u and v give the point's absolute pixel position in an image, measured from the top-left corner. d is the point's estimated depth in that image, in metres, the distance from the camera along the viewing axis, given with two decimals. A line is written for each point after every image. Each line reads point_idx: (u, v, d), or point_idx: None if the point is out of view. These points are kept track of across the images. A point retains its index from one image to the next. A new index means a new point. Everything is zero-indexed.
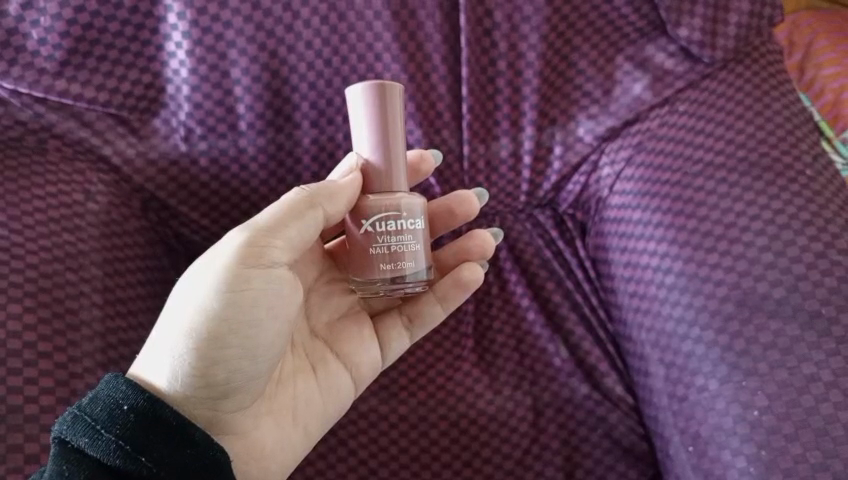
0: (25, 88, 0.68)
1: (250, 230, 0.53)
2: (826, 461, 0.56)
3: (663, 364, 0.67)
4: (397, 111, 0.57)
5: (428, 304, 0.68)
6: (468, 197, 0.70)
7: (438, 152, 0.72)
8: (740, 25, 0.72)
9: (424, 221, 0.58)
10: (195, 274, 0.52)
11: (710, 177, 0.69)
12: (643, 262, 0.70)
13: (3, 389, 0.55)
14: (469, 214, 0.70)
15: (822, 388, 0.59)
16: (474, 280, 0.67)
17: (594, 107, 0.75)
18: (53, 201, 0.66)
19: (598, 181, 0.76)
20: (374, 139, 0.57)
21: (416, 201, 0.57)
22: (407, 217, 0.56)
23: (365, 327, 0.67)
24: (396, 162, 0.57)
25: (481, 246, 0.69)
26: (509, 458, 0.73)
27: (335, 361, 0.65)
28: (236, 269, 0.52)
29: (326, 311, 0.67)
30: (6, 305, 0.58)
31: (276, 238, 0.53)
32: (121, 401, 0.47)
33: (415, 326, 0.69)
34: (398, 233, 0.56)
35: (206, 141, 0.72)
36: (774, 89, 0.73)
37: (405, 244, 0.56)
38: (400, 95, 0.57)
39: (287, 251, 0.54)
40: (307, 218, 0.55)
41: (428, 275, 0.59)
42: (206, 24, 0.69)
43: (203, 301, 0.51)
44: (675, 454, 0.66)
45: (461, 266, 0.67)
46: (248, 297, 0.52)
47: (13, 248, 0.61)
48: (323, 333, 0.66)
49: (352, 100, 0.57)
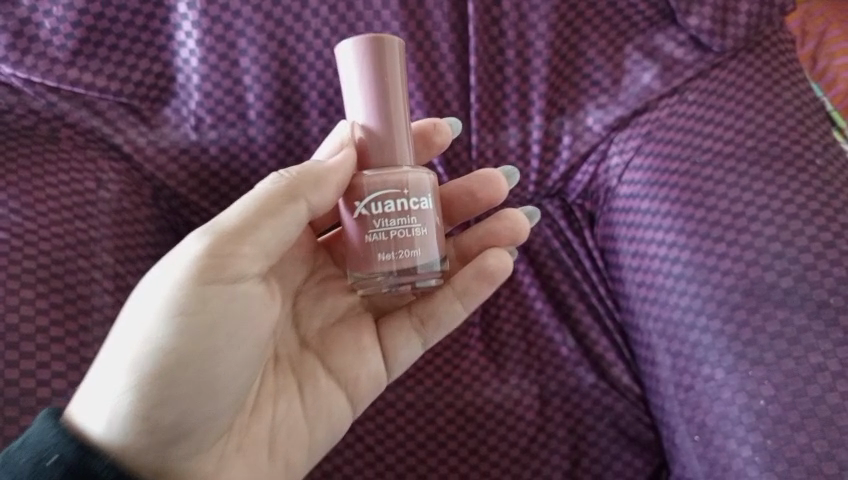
0: (38, 78, 0.69)
1: (214, 236, 0.49)
2: (832, 451, 0.56)
3: (670, 354, 0.67)
4: (395, 66, 0.53)
5: (445, 303, 0.62)
6: (494, 178, 0.66)
7: (456, 123, 0.68)
8: (751, 13, 0.72)
9: (432, 200, 0.54)
10: (149, 287, 0.49)
11: (719, 167, 0.68)
12: (651, 252, 0.70)
13: (15, 373, 0.56)
14: (496, 198, 0.67)
15: (829, 378, 0.59)
16: (499, 270, 0.61)
17: (603, 97, 0.75)
18: (66, 189, 0.67)
19: (606, 171, 0.76)
20: (371, 106, 0.53)
21: (422, 178, 0.53)
22: (410, 195, 0.52)
23: (365, 335, 0.62)
24: (398, 126, 0.53)
25: (516, 228, 0.65)
26: (515, 446, 0.73)
27: (325, 378, 0.60)
28: (196, 282, 0.48)
29: (320, 316, 0.63)
30: (19, 290, 0.59)
31: (243, 246, 0.50)
32: (47, 454, 0.44)
33: (429, 329, 0.63)
34: (400, 216, 0.52)
35: (215, 130, 0.73)
36: (784, 78, 0.73)
37: (407, 231, 0.52)
38: (400, 58, 0.53)
39: (256, 259, 0.51)
40: (280, 217, 0.51)
41: (441, 267, 0.54)
42: (215, 13, 0.70)
43: (153, 321, 0.48)
44: (681, 443, 0.66)
45: (484, 254, 0.61)
46: (210, 313, 0.49)
47: (26, 235, 0.62)
48: (314, 341, 0.62)
49: (344, 57, 0.53)
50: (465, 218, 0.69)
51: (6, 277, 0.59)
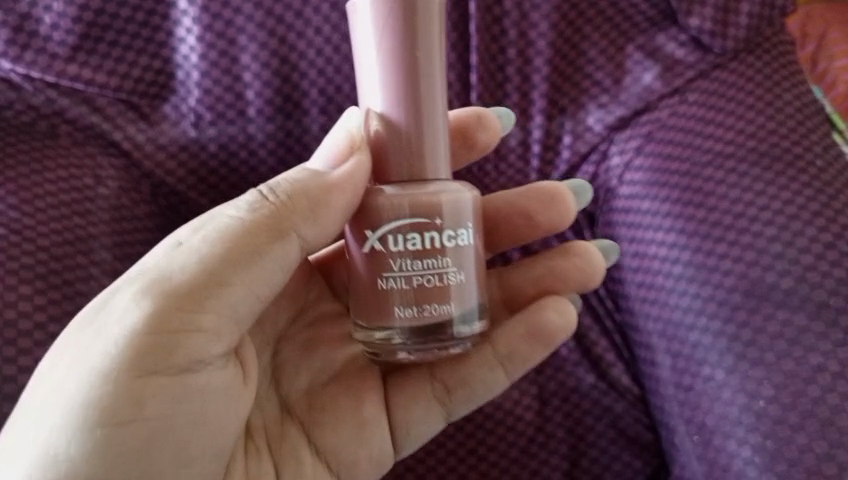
0: (37, 73, 0.69)
1: (157, 306, 0.45)
2: (832, 451, 0.58)
3: (670, 354, 0.66)
4: (420, 30, 0.48)
5: (479, 369, 0.59)
6: (559, 197, 0.62)
7: (507, 115, 0.67)
8: (751, 14, 0.72)
9: (470, 232, 0.49)
10: (82, 353, 0.45)
11: (720, 168, 0.68)
12: (651, 253, 0.69)
13: (13, 369, 0.58)
14: (558, 225, 0.63)
15: (829, 378, 0.60)
16: (556, 333, 0.58)
17: (604, 96, 0.74)
18: (65, 185, 0.67)
19: (607, 171, 0.74)
20: (388, 76, 0.48)
21: (458, 205, 0.48)
22: (440, 231, 0.47)
23: (367, 406, 0.58)
24: (421, 102, 0.48)
25: (588, 270, 0.61)
26: (514, 446, 0.73)
27: (307, 450, 0.58)
28: (136, 353, 0.45)
29: (307, 376, 0.59)
30: (17, 287, 0.61)
31: (199, 320, 0.46)
32: None
33: (454, 398, 0.59)
34: (427, 256, 0.47)
35: (215, 127, 0.72)
36: (785, 80, 0.73)
37: (436, 279, 0.47)
38: (438, 24, 0.48)
39: (218, 333, 0.47)
40: (253, 276, 0.48)
41: (476, 321, 0.50)
42: (216, 10, 0.70)
43: (79, 395, 0.44)
44: (681, 444, 0.66)
45: (544, 306, 0.59)
46: (147, 392, 0.45)
47: (24, 231, 0.63)
48: (299, 408, 0.59)
49: (362, 16, 0.48)
50: (515, 243, 0.64)
51: (4, 273, 0.61)
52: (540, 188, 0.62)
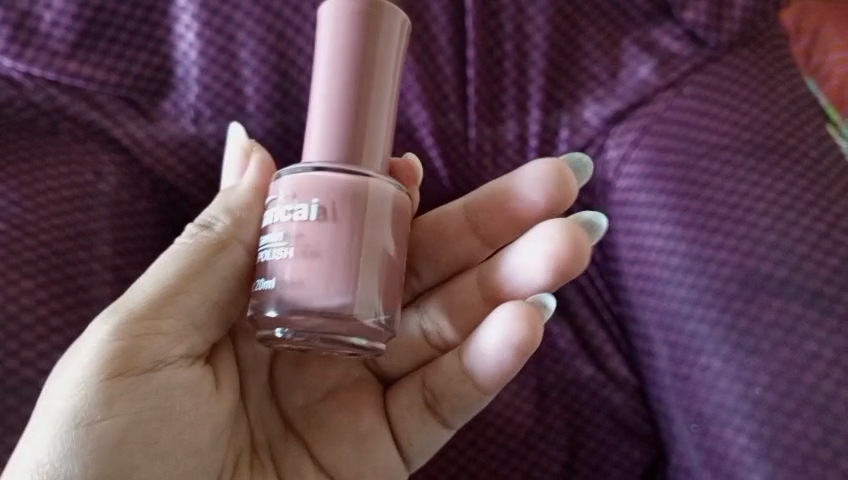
0: (38, 71, 0.69)
1: (124, 318, 0.49)
2: (827, 437, 0.59)
3: (667, 345, 0.67)
4: (382, 40, 0.48)
5: (460, 384, 0.56)
6: (556, 171, 0.58)
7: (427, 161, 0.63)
8: (744, 8, 0.74)
9: (315, 206, 0.46)
10: (63, 368, 0.48)
11: (715, 159, 0.69)
12: (648, 244, 0.69)
13: (16, 361, 0.59)
14: (563, 203, 0.60)
15: (824, 365, 0.61)
16: (518, 341, 0.52)
17: (600, 90, 0.75)
18: (65, 181, 0.67)
19: (603, 164, 0.74)
20: (339, 73, 0.48)
21: (310, 178, 0.47)
22: (285, 206, 0.48)
23: (363, 420, 0.59)
24: (366, 100, 0.48)
25: (548, 261, 0.55)
26: (513, 438, 0.73)
27: (308, 464, 0.59)
28: (106, 357, 0.48)
29: (303, 392, 0.60)
30: (20, 281, 0.61)
31: (160, 325, 0.50)
32: None
33: (443, 410, 0.58)
34: (270, 232, 0.48)
35: (215, 123, 0.73)
36: (778, 73, 0.74)
37: (275, 257, 0.47)
38: (400, 31, 0.49)
39: (178, 336, 0.51)
40: (206, 281, 0.52)
41: (328, 302, 0.46)
42: (215, 7, 0.71)
43: (59, 403, 0.47)
44: (678, 433, 0.66)
45: (505, 305, 0.53)
46: (116, 391, 0.47)
47: (25, 226, 0.64)
48: (298, 420, 0.60)
49: (326, 19, 0.48)
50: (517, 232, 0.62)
51: (7, 268, 0.61)
52: (535, 171, 0.59)
